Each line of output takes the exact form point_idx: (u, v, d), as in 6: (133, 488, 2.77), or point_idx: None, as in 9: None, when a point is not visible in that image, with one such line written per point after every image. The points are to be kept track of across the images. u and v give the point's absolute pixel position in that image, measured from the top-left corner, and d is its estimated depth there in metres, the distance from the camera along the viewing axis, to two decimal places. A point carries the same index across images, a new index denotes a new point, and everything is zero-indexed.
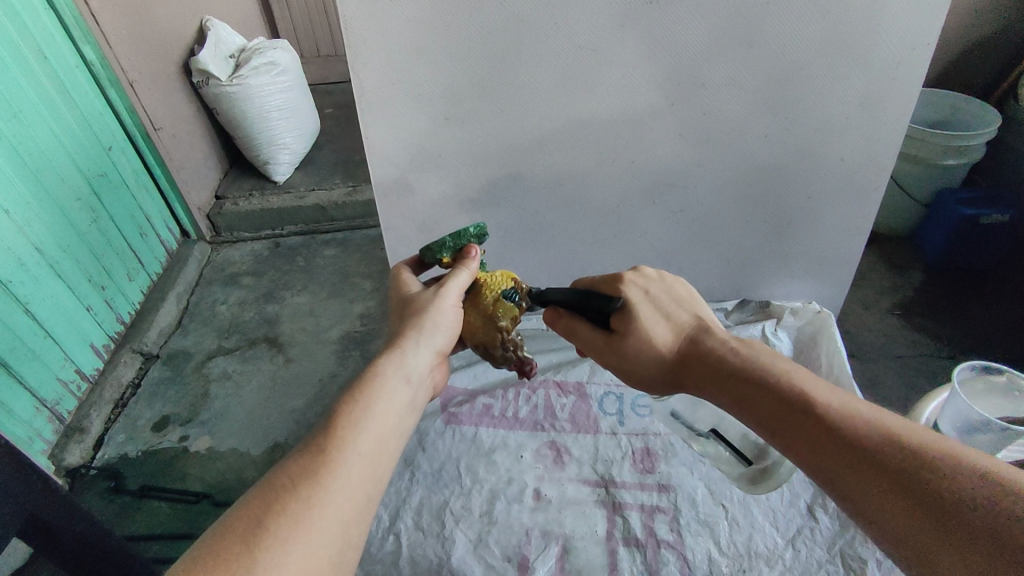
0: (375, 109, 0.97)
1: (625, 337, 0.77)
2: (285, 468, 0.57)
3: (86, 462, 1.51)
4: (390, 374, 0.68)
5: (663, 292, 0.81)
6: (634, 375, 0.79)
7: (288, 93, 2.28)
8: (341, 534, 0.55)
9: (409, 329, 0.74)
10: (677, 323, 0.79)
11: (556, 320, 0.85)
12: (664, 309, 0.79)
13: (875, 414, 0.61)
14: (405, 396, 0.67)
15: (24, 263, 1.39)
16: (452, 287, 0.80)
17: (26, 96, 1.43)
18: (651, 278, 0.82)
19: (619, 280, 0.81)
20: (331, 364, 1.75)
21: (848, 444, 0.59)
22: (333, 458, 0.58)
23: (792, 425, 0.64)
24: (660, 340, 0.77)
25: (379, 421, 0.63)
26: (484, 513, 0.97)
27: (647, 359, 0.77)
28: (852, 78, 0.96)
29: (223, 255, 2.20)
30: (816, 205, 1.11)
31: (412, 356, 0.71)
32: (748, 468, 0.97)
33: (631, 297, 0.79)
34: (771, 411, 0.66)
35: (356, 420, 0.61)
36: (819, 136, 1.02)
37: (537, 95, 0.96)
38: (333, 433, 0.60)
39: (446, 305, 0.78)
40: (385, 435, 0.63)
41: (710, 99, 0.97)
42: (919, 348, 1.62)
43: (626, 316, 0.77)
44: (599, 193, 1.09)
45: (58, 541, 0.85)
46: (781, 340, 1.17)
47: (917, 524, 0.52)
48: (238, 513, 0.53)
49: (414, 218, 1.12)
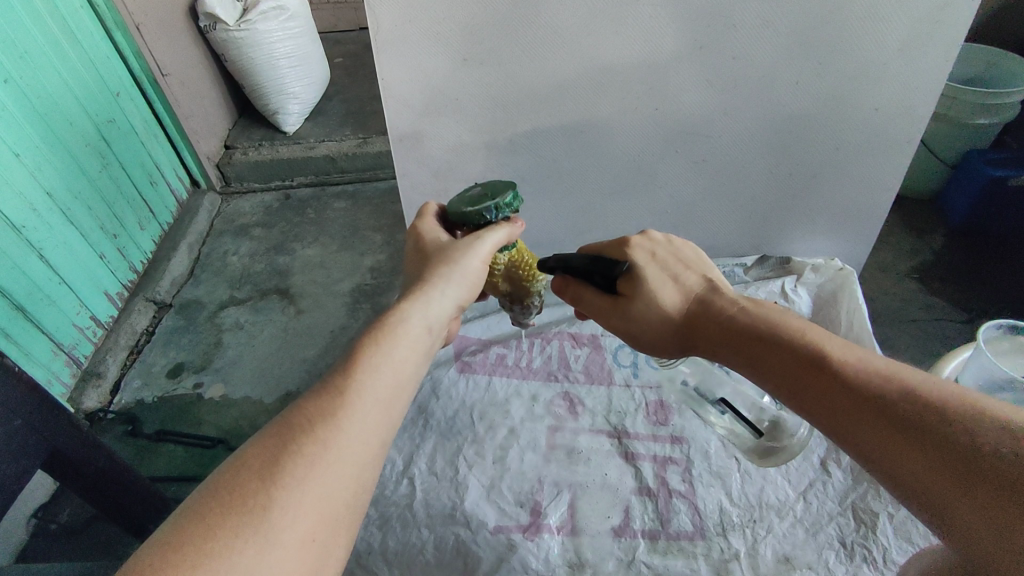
0: (393, 47, 0.93)
1: (630, 300, 0.77)
2: (305, 408, 0.56)
3: (103, 407, 1.55)
4: (413, 320, 0.67)
5: (671, 255, 0.80)
6: (640, 337, 0.78)
7: (298, 39, 2.20)
8: (358, 477, 0.55)
9: (436, 270, 0.72)
10: (685, 284, 0.78)
11: (561, 288, 0.84)
12: (670, 270, 0.78)
13: (891, 369, 0.59)
14: (425, 344, 0.67)
15: (36, 208, 1.39)
16: (487, 244, 0.75)
17: (31, 36, 1.40)
18: (657, 241, 0.81)
19: (625, 243, 0.81)
20: (343, 315, 1.76)
21: (863, 400, 0.58)
22: (351, 401, 0.57)
23: (804, 384, 0.63)
24: (667, 300, 0.76)
25: (399, 366, 0.62)
26: (496, 460, 0.98)
27: (654, 320, 0.76)
28: (893, 20, 0.91)
29: (233, 206, 2.19)
30: (845, 158, 1.08)
31: (437, 303, 0.70)
32: (759, 440, 0.94)
33: (637, 261, 0.78)
34: (784, 372, 0.65)
35: (375, 362, 0.61)
36: (852, 84, 0.98)
37: (560, 35, 0.92)
38: (350, 375, 0.59)
39: (473, 264, 0.74)
40: (403, 380, 0.62)
41: (742, 43, 0.93)
42: (934, 312, 1.60)
43: (631, 277, 0.76)
44: (619, 141, 1.06)
45: (79, 476, 0.86)
46: (800, 297, 1.16)
47: (934, 478, 0.52)
48: (257, 450, 0.53)
49: (429, 165, 1.09)
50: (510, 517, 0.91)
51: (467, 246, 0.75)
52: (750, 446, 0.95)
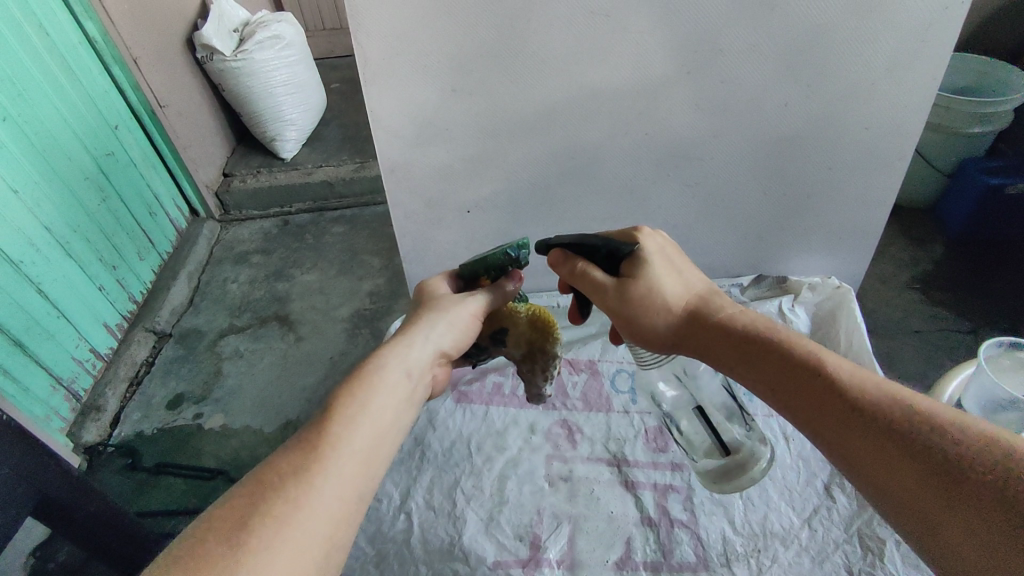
0: (381, 80, 0.94)
1: (632, 282, 0.76)
2: (277, 465, 0.56)
3: (103, 440, 1.54)
4: (391, 366, 0.68)
5: (678, 254, 0.81)
6: (635, 325, 0.77)
7: (294, 67, 2.23)
8: (329, 537, 0.54)
9: (419, 320, 0.75)
10: (688, 283, 0.78)
11: (561, 265, 0.82)
12: (677, 267, 0.79)
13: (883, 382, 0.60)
14: (404, 390, 0.67)
15: (35, 243, 1.40)
16: (477, 303, 0.79)
17: (30, 75, 1.42)
18: (668, 240, 0.82)
19: (637, 232, 0.81)
20: (342, 342, 1.76)
21: (860, 402, 0.58)
22: (325, 455, 0.57)
23: (797, 384, 0.63)
24: (668, 292, 0.76)
25: (376, 416, 0.62)
26: (495, 492, 0.96)
27: (651, 307, 0.75)
28: (879, 40, 0.91)
29: (232, 233, 2.20)
30: (838, 177, 1.07)
31: (417, 350, 0.71)
32: (719, 464, 0.85)
33: (647, 249, 0.78)
34: (779, 370, 0.66)
35: (352, 415, 0.61)
36: (842, 104, 0.98)
37: (548, 64, 0.93)
38: (325, 429, 0.59)
39: (464, 314, 0.78)
40: (381, 431, 0.62)
41: (729, 66, 0.93)
42: (937, 323, 1.59)
43: (637, 262, 0.77)
44: (610, 166, 1.06)
45: (71, 520, 0.85)
46: (798, 316, 1.15)
47: (921, 485, 0.52)
48: (225, 510, 0.53)
49: (421, 194, 1.09)
50: (510, 552, 0.90)
51: (458, 297, 0.79)
52: (709, 470, 0.86)
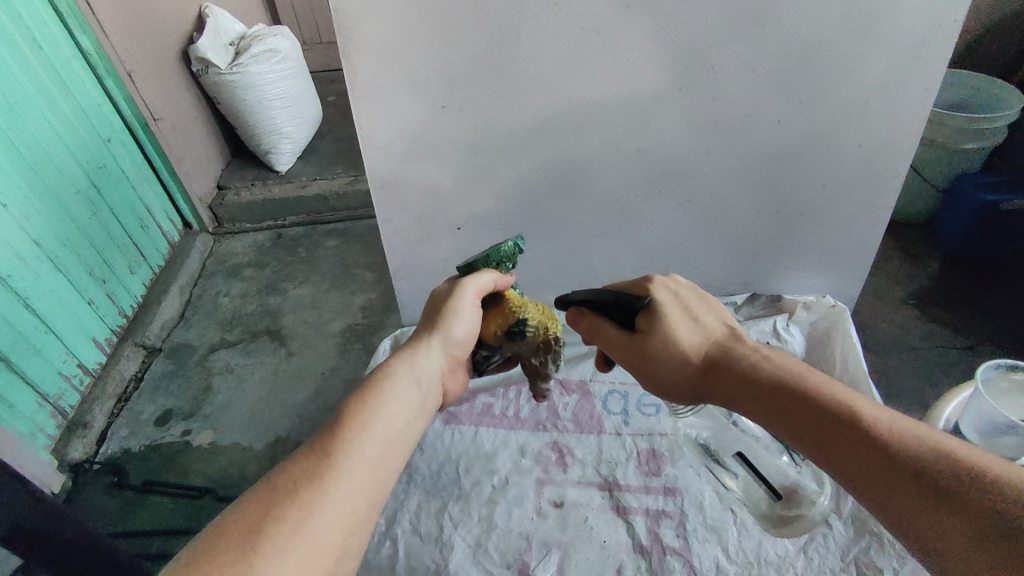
0: (370, 96, 0.93)
1: (647, 335, 0.77)
2: (290, 471, 0.57)
3: (89, 457, 1.52)
4: (400, 375, 0.70)
5: (693, 298, 0.82)
6: (657, 378, 0.79)
7: (290, 81, 2.22)
8: (341, 542, 0.54)
9: (423, 334, 0.78)
10: (704, 327, 0.79)
11: (578, 322, 0.85)
12: (689, 313, 0.79)
13: (898, 421, 0.60)
14: (414, 399, 0.68)
15: (23, 257, 1.38)
16: (475, 288, 0.81)
17: (21, 88, 1.41)
18: (682, 285, 0.83)
19: (649, 282, 0.82)
20: (334, 357, 1.74)
21: (875, 446, 0.58)
22: (338, 460, 0.58)
23: (816, 428, 0.63)
24: (684, 340, 0.77)
25: (388, 424, 0.63)
26: (483, 518, 0.94)
27: (669, 357, 0.77)
28: (872, 58, 0.90)
29: (225, 246, 2.18)
30: (832, 195, 1.06)
31: (423, 361, 0.74)
32: (777, 506, 0.90)
33: (658, 298, 0.79)
34: (796, 415, 0.66)
35: (364, 423, 0.62)
36: (835, 122, 0.97)
37: (539, 80, 0.92)
38: (339, 435, 0.60)
39: (464, 305, 0.80)
40: (392, 438, 0.63)
41: (721, 83, 0.92)
42: (934, 339, 1.58)
43: (649, 313, 0.78)
44: (603, 183, 1.05)
45: (45, 547, 0.82)
46: (792, 335, 1.15)
47: (942, 532, 0.52)
48: (236, 517, 0.52)
49: (411, 211, 1.07)
50: None
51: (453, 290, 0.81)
52: (766, 513, 0.90)
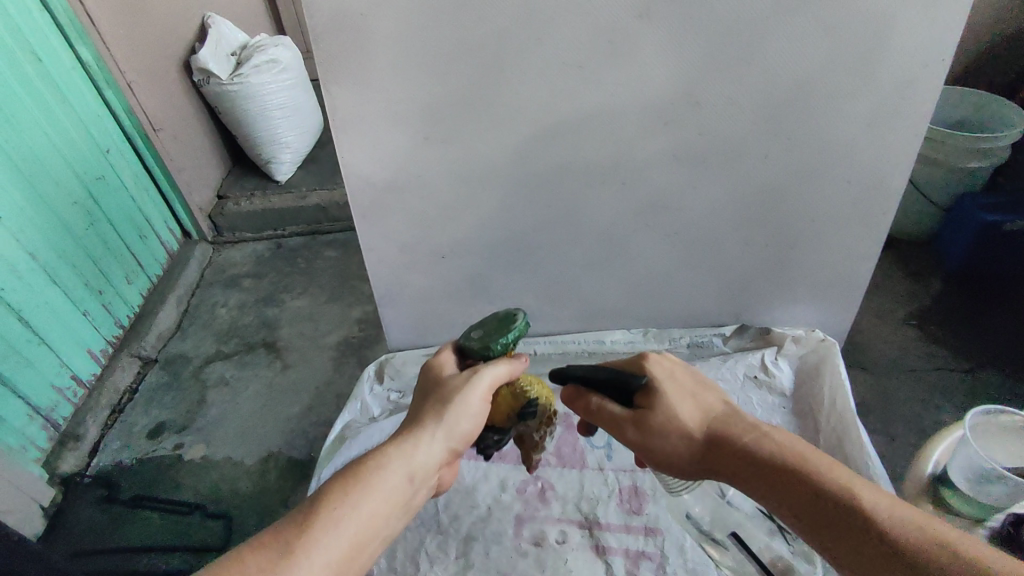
0: (355, 124, 0.92)
1: (649, 414, 0.76)
2: (248, 562, 0.58)
3: (81, 470, 1.52)
4: (390, 471, 0.68)
5: (688, 373, 0.81)
6: (660, 457, 0.77)
7: (291, 91, 2.21)
8: None
9: (427, 422, 0.74)
10: (703, 404, 0.78)
11: (574, 398, 0.83)
12: (691, 389, 0.79)
13: (911, 514, 0.61)
14: (397, 497, 0.68)
15: (17, 269, 1.38)
16: (487, 380, 0.77)
17: (19, 101, 1.42)
18: (675, 359, 0.82)
19: (643, 357, 0.81)
20: (328, 370, 1.74)
21: (894, 544, 0.59)
22: (295, 560, 0.59)
23: (833, 522, 0.63)
24: (686, 419, 0.76)
25: (360, 526, 0.64)
26: (460, 555, 0.93)
27: (673, 437, 0.75)
28: (858, 96, 0.88)
29: (224, 256, 2.18)
30: (822, 228, 1.04)
31: (421, 453, 0.71)
32: None
33: (656, 376, 0.79)
34: (811, 506, 0.65)
35: (336, 521, 0.63)
36: (824, 157, 0.95)
37: (524, 111, 0.91)
38: (305, 531, 0.61)
39: (474, 399, 0.76)
40: (360, 540, 0.64)
41: (707, 117, 0.91)
42: (933, 361, 1.56)
43: (650, 392, 0.77)
44: (589, 213, 1.03)
45: None
46: (781, 370, 1.16)
47: None
48: None
49: (396, 238, 1.06)
50: None
51: (466, 378, 0.77)
52: None
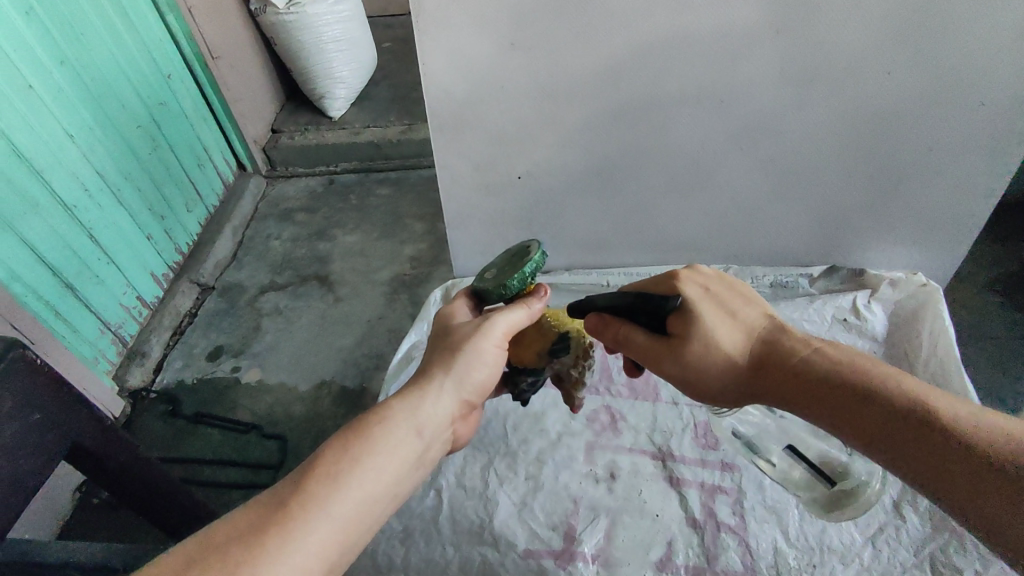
0: (436, 30, 0.86)
1: (686, 340, 0.70)
2: (239, 519, 0.51)
3: (146, 385, 1.57)
4: (399, 421, 0.61)
5: (723, 289, 0.75)
6: (699, 387, 0.73)
7: (346, 23, 2.13)
8: None
9: (436, 370, 0.68)
10: (744, 323, 0.73)
11: (600, 328, 0.77)
12: (727, 307, 0.74)
13: (982, 418, 0.58)
14: (411, 449, 0.60)
15: (88, 189, 1.40)
16: (502, 326, 0.72)
17: (87, 19, 1.40)
18: (708, 275, 0.76)
19: (674, 277, 0.75)
20: (380, 306, 1.73)
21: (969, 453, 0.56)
22: (292, 514, 0.51)
23: (898, 435, 0.60)
24: (728, 343, 0.71)
25: (366, 479, 0.56)
26: (529, 476, 0.94)
27: (714, 362, 0.71)
28: (1000, 7, 0.79)
29: (278, 189, 2.19)
30: (933, 160, 0.96)
31: (432, 403, 0.65)
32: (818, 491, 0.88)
33: (690, 297, 0.72)
34: (876, 423, 0.62)
35: (339, 475, 0.55)
36: (947, 80, 0.86)
37: (620, 18, 0.84)
38: (302, 485, 0.53)
39: (487, 347, 0.71)
40: (369, 497, 0.55)
41: (824, 28, 0.82)
42: (1018, 331, 1.45)
43: (684, 316, 0.71)
44: (676, 137, 0.97)
45: (102, 470, 0.84)
46: (874, 314, 1.11)
47: None
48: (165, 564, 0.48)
49: (470, 158, 1.03)
50: (542, 540, 0.87)
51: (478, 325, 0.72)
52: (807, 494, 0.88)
